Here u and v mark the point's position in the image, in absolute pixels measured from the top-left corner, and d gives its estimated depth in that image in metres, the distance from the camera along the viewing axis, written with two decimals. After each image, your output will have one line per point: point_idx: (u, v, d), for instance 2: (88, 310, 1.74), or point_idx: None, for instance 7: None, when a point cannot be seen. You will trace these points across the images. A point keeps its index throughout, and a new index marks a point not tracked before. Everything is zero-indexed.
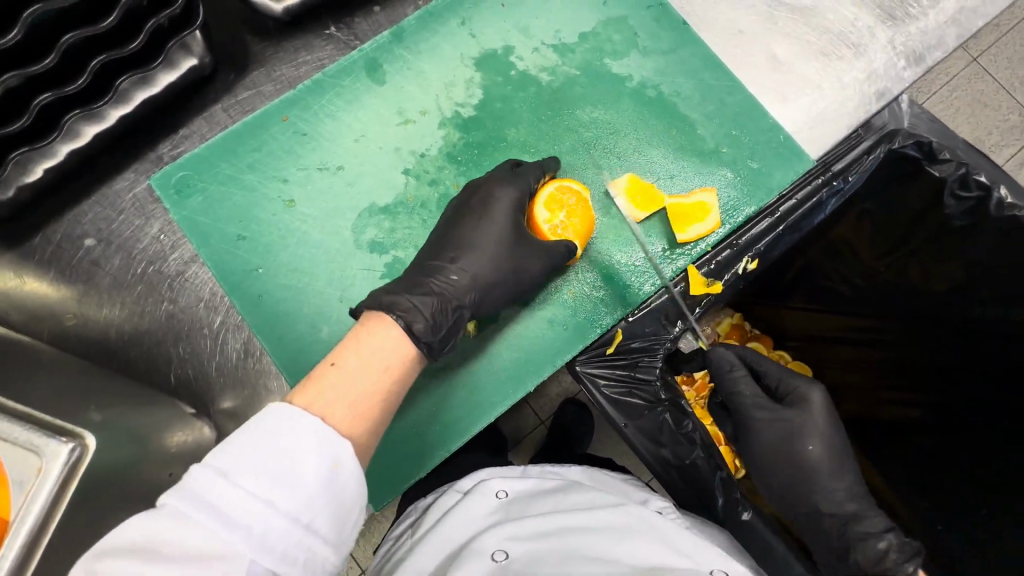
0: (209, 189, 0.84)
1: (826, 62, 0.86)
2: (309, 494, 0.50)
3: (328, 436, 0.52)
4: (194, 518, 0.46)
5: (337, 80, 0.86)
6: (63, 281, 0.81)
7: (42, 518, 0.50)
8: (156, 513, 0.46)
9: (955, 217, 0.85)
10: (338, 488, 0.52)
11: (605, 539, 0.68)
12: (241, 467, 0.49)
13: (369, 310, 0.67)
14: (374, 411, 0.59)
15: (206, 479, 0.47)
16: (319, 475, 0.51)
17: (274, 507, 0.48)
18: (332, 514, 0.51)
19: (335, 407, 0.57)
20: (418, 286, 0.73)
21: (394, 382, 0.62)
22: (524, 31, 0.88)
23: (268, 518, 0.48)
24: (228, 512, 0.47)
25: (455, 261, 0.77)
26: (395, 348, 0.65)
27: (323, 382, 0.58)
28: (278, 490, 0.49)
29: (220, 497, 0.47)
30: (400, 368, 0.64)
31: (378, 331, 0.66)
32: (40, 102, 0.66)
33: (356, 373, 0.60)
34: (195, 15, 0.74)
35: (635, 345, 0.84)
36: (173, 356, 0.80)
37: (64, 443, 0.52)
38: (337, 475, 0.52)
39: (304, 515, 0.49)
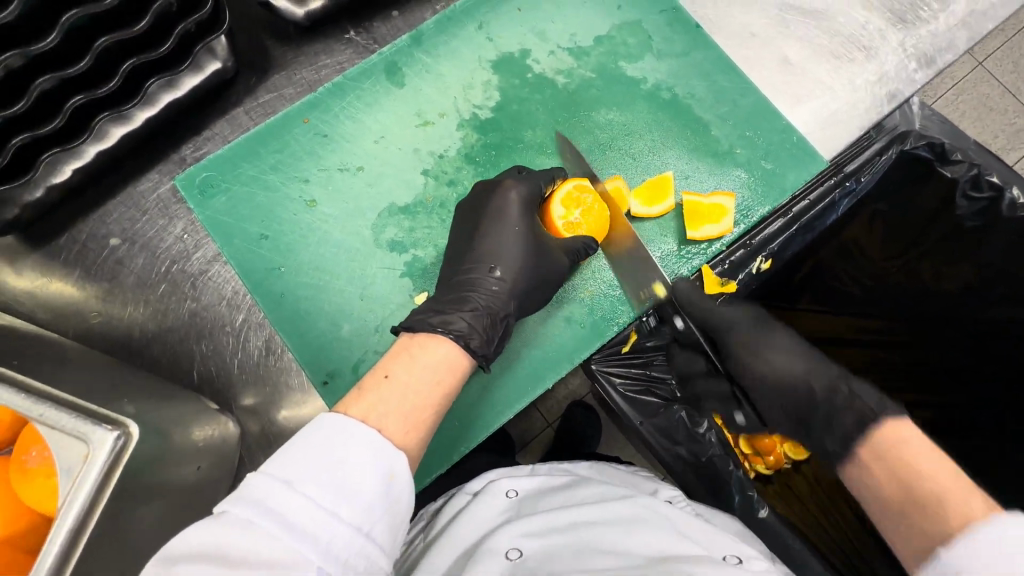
0: (233, 189, 0.85)
1: (838, 65, 0.88)
2: (367, 505, 0.49)
3: (385, 447, 0.53)
4: (256, 523, 0.45)
5: (357, 83, 0.87)
6: (88, 279, 0.82)
7: (90, 503, 0.53)
8: (213, 519, 0.46)
9: (967, 218, 0.85)
10: (394, 499, 0.52)
11: (615, 530, 0.69)
12: (298, 473, 0.48)
13: (414, 327, 0.68)
14: (426, 422, 0.59)
15: (267, 486, 0.47)
16: (376, 484, 0.51)
17: (336, 515, 0.48)
18: (389, 524, 0.51)
19: (389, 419, 0.56)
20: (464, 302, 0.74)
21: (444, 395, 0.62)
22: (540, 35, 0.90)
23: (329, 523, 0.47)
24: (290, 519, 0.46)
25: (495, 271, 0.77)
26: (445, 359, 0.65)
27: (377, 394, 0.58)
28: (339, 500, 0.48)
29: (280, 502, 0.46)
30: (451, 380, 0.64)
31: (427, 343, 0.66)
32: (73, 104, 0.68)
33: (408, 384, 0.60)
34: (222, 20, 0.75)
35: (650, 344, 0.87)
36: (196, 354, 0.82)
37: (109, 431, 0.55)
38: (392, 487, 0.52)
39: (364, 526, 0.49)
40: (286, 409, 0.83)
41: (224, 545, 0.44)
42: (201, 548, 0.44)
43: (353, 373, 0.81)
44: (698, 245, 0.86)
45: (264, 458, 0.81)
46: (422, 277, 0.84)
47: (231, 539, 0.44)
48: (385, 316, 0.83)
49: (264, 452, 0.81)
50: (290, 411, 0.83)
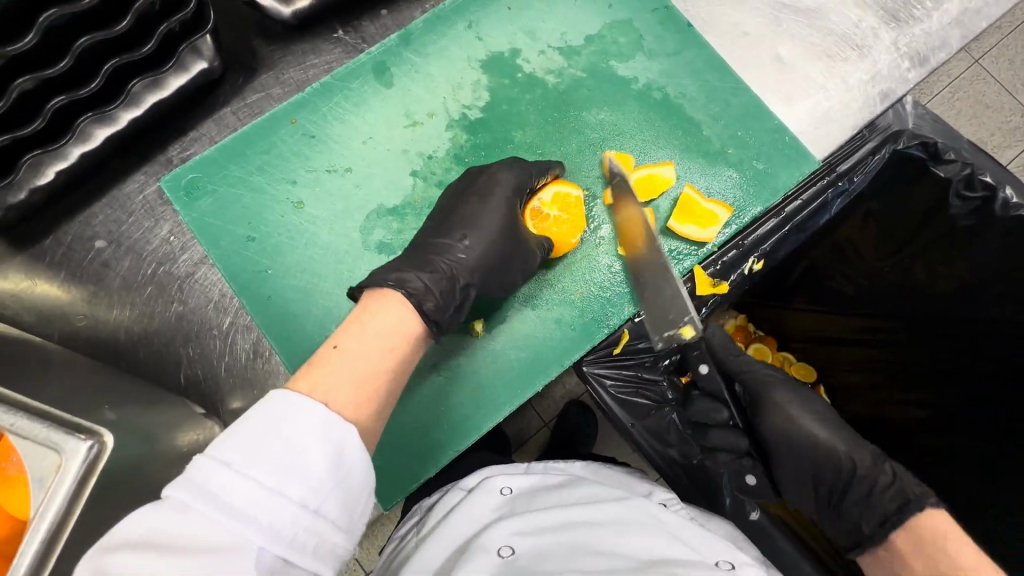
0: (219, 191, 0.85)
1: (831, 63, 0.87)
2: (315, 482, 0.51)
3: (332, 420, 0.53)
4: (194, 507, 0.46)
5: (346, 83, 0.86)
6: (73, 282, 0.81)
7: (62, 514, 0.51)
8: (159, 504, 0.47)
9: (961, 217, 0.85)
10: (345, 470, 0.53)
11: (608, 531, 0.68)
12: (245, 456, 0.49)
13: (371, 284, 0.69)
14: (379, 391, 0.60)
15: (209, 469, 0.48)
16: (324, 459, 0.52)
17: (283, 494, 0.49)
18: (339, 499, 0.52)
19: (338, 393, 0.57)
20: (427, 264, 0.75)
21: (395, 361, 0.63)
22: (530, 34, 0.89)
23: (276, 503, 0.48)
24: (232, 500, 0.47)
25: (465, 240, 0.79)
26: (397, 326, 0.66)
27: (326, 366, 0.59)
28: (284, 479, 0.49)
29: (223, 487, 0.47)
30: (404, 347, 0.65)
31: (379, 310, 0.67)
32: (53, 106, 0.67)
33: (360, 354, 0.61)
34: (206, 20, 0.75)
35: (641, 346, 0.85)
36: (183, 358, 0.81)
37: (83, 440, 0.53)
38: (343, 459, 0.53)
39: (312, 501, 0.50)
40: None
41: (164, 530, 0.45)
42: (144, 537, 0.44)
43: None
44: (689, 246, 0.86)
45: None
46: None
47: (174, 526, 0.45)
48: None
49: None
50: None
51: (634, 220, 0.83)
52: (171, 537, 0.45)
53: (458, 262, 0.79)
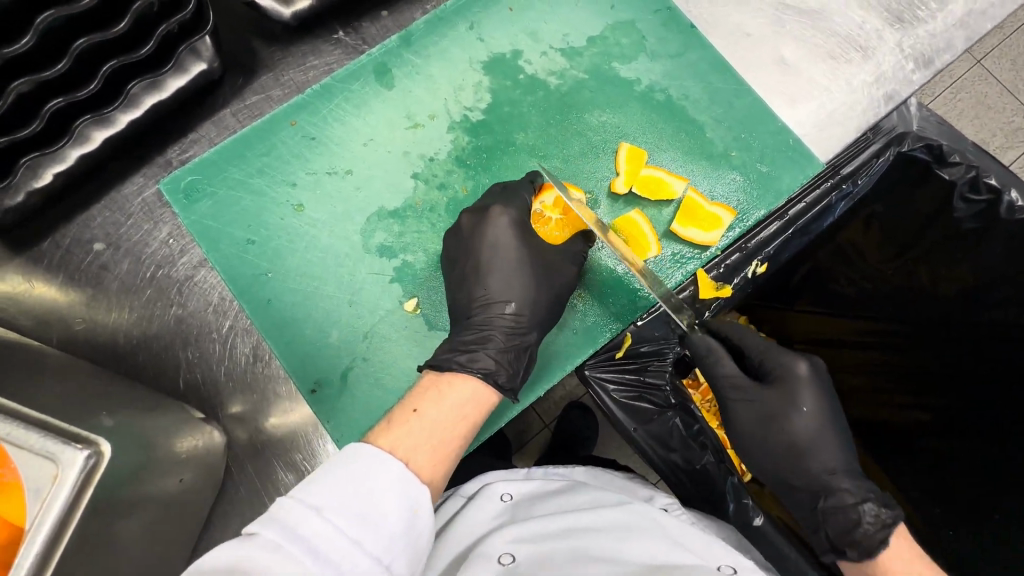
0: (219, 193, 0.84)
1: (835, 65, 0.86)
2: (390, 537, 0.50)
3: (411, 480, 0.53)
4: (285, 549, 0.45)
5: (346, 84, 0.86)
6: (72, 285, 0.81)
7: (60, 525, 0.50)
8: (246, 541, 0.46)
9: (965, 221, 0.84)
10: (416, 532, 0.52)
11: (610, 538, 0.67)
12: (330, 502, 0.49)
13: (440, 366, 0.69)
14: (451, 456, 0.60)
15: (298, 513, 0.47)
16: (401, 517, 0.51)
17: (361, 546, 0.48)
18: (409, 556, 0.51)
19: (416, 452, 0.57)
20: (487, 339, 0.75)
21: (468, 429, 0.64)
22: (532, 35, 0.88)
23: (356, 555, 0.47)
24: (319, 546, 0.46)
25: (508, 308, 0.78)
26: (473, 396, 0.67)
27: (406, 428, 0.59)
28: (365, 529, 0.49)
29: (312, 531, 0.47)
30: (475, 416, 0.66)
31: (454, 382, 0.68)
32: (51, 108, 0.67)
33: (439, 419, 0.61)
34: (205, 22, 0.74)
35: (644, 349, 0.84)
36: (182, 361, 0.81)
37: (79, 450, 0.51)
38: (416, 520, 0.52)
39: (385, 557, 0.49)
40: (273, 417, 0.81)
41: (251, 564, 0.44)
42: (229, 566, 0.43)
43: (341, 380, 0.80)
44: (693, 249, 0.85)
45: (252, 466, 0.80)
46: (412, 282, 0.83)
47: (261, 559, 0.44)
48: (375, 322, 0.81)
49: (251, 460, 0.80)
50: (277, 420, 0.81)
51: (632, 226, 0.83)
52: (261, 571, 0.43)
53: (457, 264, 0.78)
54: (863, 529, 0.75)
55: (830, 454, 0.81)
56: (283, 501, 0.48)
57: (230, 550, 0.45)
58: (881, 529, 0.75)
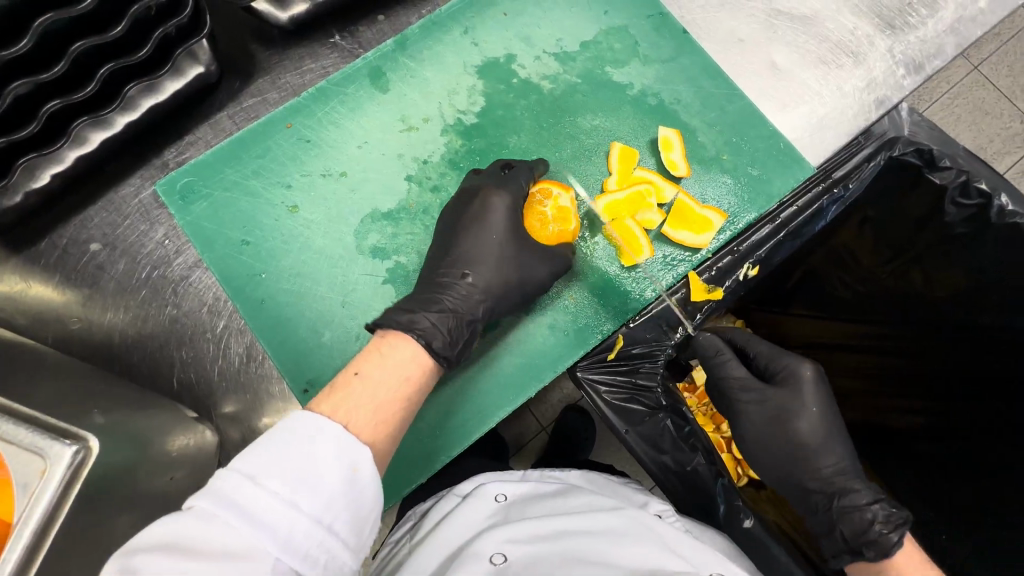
0: (215, 195, 0.85)
1: (826, 70, 0.88)
2: (328, 496, 0.51)
3: (349, 442, 0.54)
4: (219, 517, 0.46)
5: (342, 88, 0.87)
6: (68, 285, 0.81)
7: (45, 522, 0.51)
8: (183, 514, 0.47)
9: (955, 225, 0.85)
10: (356, 491, 0.53)
11: (602, 541, 0.68)
12: (259, 468, 0.50)
13: (385, 325, 0.68)
14: (395, 417, 0.61)
15: (234, 481, 0.48)
16: (339, 476, 0.52)
17: (297, 506, 0.49)
18: (351, 517, 0.52)
19: (356, 414, 0.58)
20: (433, 302, 0.74)
21: (410, 390, 0.64)
22: (526, 40, 0.89)
23: (290, 517, 0.48)
24: (250, 509, 0.47)
25: (466, 277, 0.78)
26: (415, 357, 0.67)
27: (346, 391, 0.59)
28: (299, 490, 0.50)
29: (247, 498, 0.48)
30: (419, 376, 0.66)
31: (397, 341, 0.67)
32: (48, 110, 0.67)
33: (380, 381, 0.62)
34: (202, 26, 0.75)
35: (635, 350, 0.84)
36: (176, 360, 0.81)
37: (68, 445, 0.53)
38: (357, 480, 0.53)
39: (325, 517, 0.50)
40: (268, 417, 0.82)
41: (184, 536, 0.45)
42: (165, 539, 0.45)
43: (334, 380, 0.80)
44: (683, 251, 0.87)
45: None
46: (406, 284, 0.83)
47: (196, 530, 0.45)
48: (369, 323, 0.82)
49: None
50: (271, 420, 0.82)
51: (625, 232, 0.84)
52: (193, 540, 0.45)
53: (446, 265, 0.79)
54: (876, 528, 0.75)
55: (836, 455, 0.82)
56: (220, 472, 0.49)
57: (167, 525, 0.46)
58: (894, 529, 0.74)
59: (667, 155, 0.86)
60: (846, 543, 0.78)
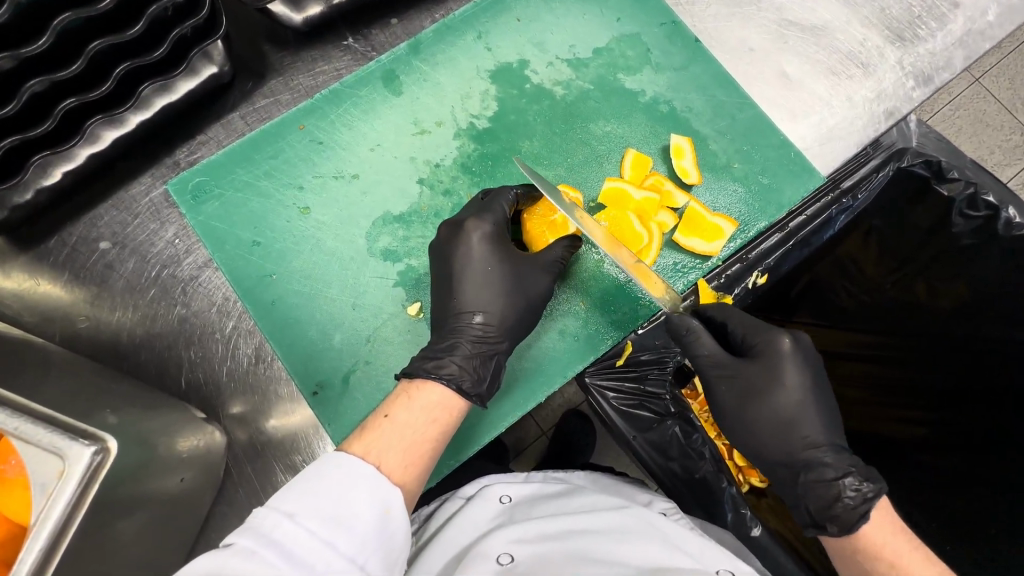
0: (226, 195, 0.84)
1: (836, 80, 0.88)
2: (363, 536, 0.51)
3: (381, 482, 0.54)
4: (259, 554, 0.46)
5: (355, 90, 0.87)
6: (77, 282, 0.81)
7: (61, 525, 0.50)
8: (224, 551, 0.47)
9: (963, 235, 0.85)
10: (390, 532, 0.53)
11: (608, 540, 0.68)
12: (299, 504, 0.50)
13: (412, 373, 0.69)
14: (424, 457, 0.61)
15: (274, 518, 0.49)
16: (372, 517, 0.52)
17: (332, 546, 0.49)
18: (384, 557, 0.52)
19: (388, 455, 0.59)
20: (454, 347, 0.74)
21: (440, 431, 0.65)
22: (539, 46, 0.90)
23: (326, 556, 0.49)
24: (290, 548, 0.48)
25: (477, 318, 0.77)
26: (441, 400, 0.68)
27: (378, 432, 0.60)
28: (335, 529, 0.50)
29: (287, 536, 0.48)
30: (446, 419, 0.67)
31: (425, 386, 0.68)
32: (64, 108, 0.67)
33: (408, 423, 0.62)
34: (218, 26, 0.75)
35: (645, 357, 0.86)
36: (184, 360, 0.81)
37: (86, 446, 0.51)
38: (389, 520, 0.53)
39: (359, 557, 0.50)
40: (276, 418, 0.81)
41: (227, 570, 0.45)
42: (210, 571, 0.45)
43: (343, 383, 0.80)
44: (694, 258, 0.86)
45: (251, 467, 0.80)
46: (415, 287, 0.83)
47: (238, 567, 0.45)
48: (378, 326, 0.82)
49: (251, 461, 0.80)
50: (280, 420, 0.81)
51: (622, 224, 0.83)
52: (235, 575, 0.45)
53: (443, 279, 0.78)
54: (842, 504, 0.71)
55: (814, 426, 0.76)
56: (260, 509, 0.50)
57: (205, 561, 0.45)
58: (863, 503, 0.69)
59: (678, 162, 0.86)
60: (812, 518, 0.74)
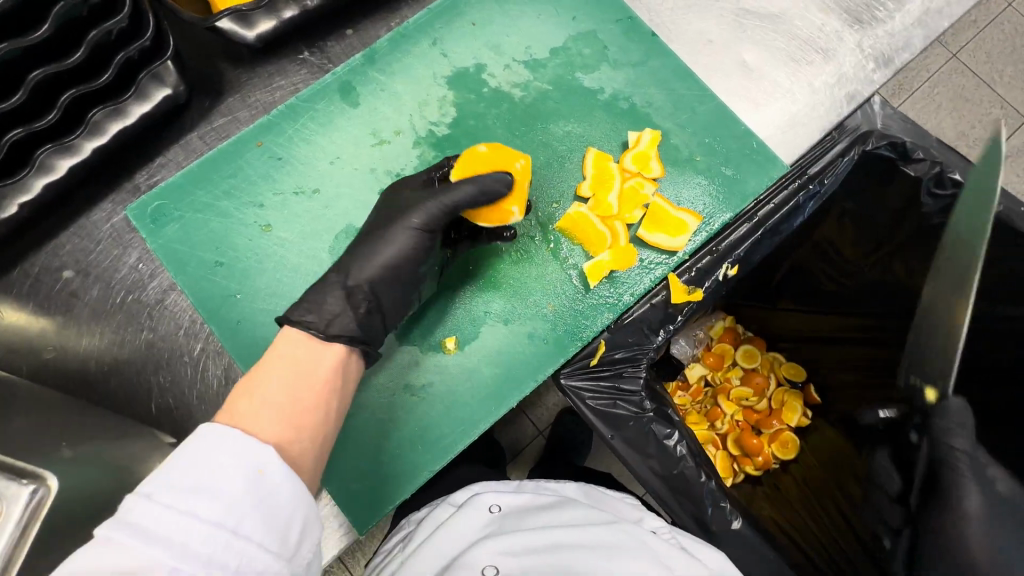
0: (186, 217, 0.85)
1: (796, 68, 0.87)
2: (227, 500, 0.50)
3: (249, 443, 0.54)
4: (115, 539, 0.46)
5: (311, 104, 0.86)
6: (41, 314, 0.80)
7: (5, 560, 0.49)
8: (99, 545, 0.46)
9: (933, 215, 0.85)
10: (265, 493, 0.52)
11: (594, 556, 0.67)
12: (213, 461, 0.51)
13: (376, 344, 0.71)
14: (312, 417, 0.62)
15: (132, 500, 0.48)
16: (238, 482, 0.51)
17: (193, 517, 0.48)
18: (264, 520, 0.51)
19: (260, 414, 0.59)
20: None
21: (323, 387, 0.65)
22: (496, 49, 0.89)
23: (239, 512, 0.50)
24: (153, 530, 0.46)
25: None
26: (308, 356, 0.67)
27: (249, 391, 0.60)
28: (193, 500, 0.49)
29: (140, 516, 0.47)
30: (333, 377, 0.66)
31: (299, 342, 0.67)
32: (10, 139, 0.66)
33: (284, 383, 0.62)
34: (166, 46, 0.75)
35: (618, 356, 0.84)
36: (154, 385, 0.80)
37: (24, 485, 0.51)
38: (262, 481, 0.53)
39: (230, 521, 0.49)
40: None
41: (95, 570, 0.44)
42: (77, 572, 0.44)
43: None
44: (660, 254, 0.86)
45: None
46: None
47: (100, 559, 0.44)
48: None
49: None
50: None
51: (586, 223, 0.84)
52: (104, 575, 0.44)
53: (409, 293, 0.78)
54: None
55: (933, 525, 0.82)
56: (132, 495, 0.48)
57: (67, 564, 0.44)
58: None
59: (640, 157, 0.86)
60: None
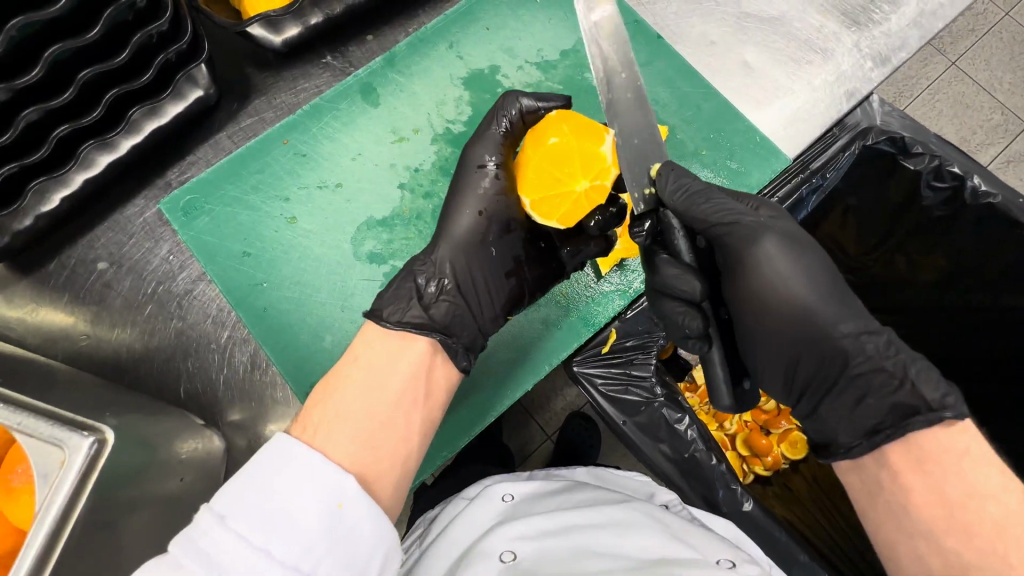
0: (216, 211, 0.88)
1: (797, 67, 0.92)
2: (304, 536, 0.49)
3: (327, 475, 0.53)
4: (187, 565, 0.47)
5: (334, 104, 0.91)
6: (77, 303, 0.84)
7: (64, 511, 0.53)
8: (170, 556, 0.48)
9: (934, 208, 0.87)
10: (343, 528, 0.52)
11: (607, 533, 0.68)
12: (284, 487, 0.52)
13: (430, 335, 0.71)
14: (392, 432, 0.61)
15: (206, 523, 0.48)
16: (318, 516, 0.51)
17: (268, 555, 0.48)
18: (338, 558, 0.50)
19: (348, 418, 0.60)
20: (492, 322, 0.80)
21: (406, 403, 0.64)
22: (509, 51, 0.94)
23: (313, 556, 0.49)
24: (220, 559, 0.47)
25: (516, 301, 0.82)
26: (394, 367, 0.66)
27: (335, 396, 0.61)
28: (269, 536, 0.49)
29: (212, 543, 0.48)
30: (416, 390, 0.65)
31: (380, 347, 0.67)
32: (57, 134, 0.71)
33: (369, 392, 0.62)
34: (201, 49, 0.79)
35: (629, 343, 0.87)
36: (183, 371, 0.84)
37: (85, 437, 0.55)
38: (342, 515, 0.52)
39: (301, 563, 0.49)
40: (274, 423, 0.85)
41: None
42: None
43: None
44: None
45: None
46: None
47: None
48: None
49: None
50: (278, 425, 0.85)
51: None
52: None
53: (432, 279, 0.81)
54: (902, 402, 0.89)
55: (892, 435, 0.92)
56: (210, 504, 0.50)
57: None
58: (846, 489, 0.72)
59: None
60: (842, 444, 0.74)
